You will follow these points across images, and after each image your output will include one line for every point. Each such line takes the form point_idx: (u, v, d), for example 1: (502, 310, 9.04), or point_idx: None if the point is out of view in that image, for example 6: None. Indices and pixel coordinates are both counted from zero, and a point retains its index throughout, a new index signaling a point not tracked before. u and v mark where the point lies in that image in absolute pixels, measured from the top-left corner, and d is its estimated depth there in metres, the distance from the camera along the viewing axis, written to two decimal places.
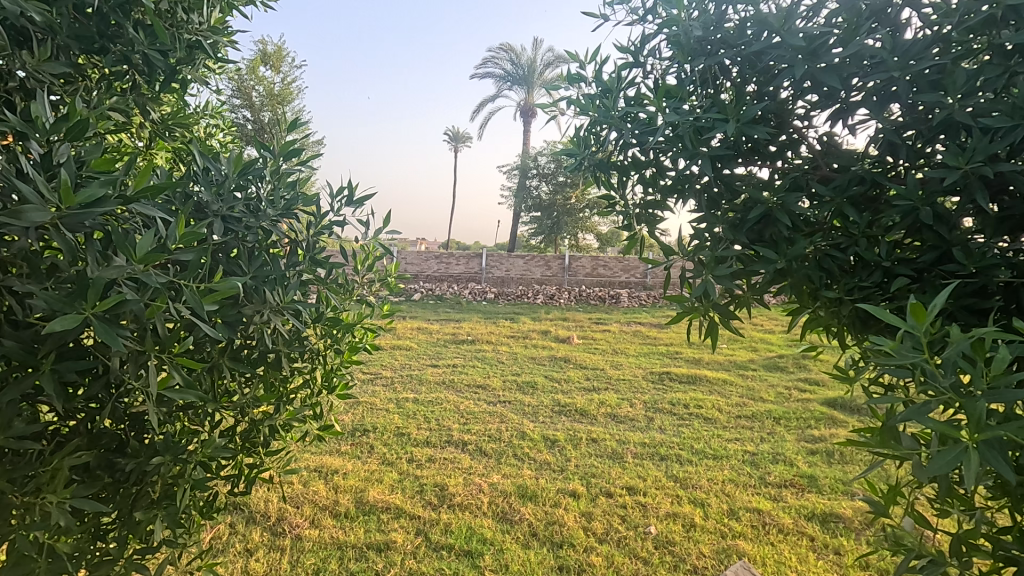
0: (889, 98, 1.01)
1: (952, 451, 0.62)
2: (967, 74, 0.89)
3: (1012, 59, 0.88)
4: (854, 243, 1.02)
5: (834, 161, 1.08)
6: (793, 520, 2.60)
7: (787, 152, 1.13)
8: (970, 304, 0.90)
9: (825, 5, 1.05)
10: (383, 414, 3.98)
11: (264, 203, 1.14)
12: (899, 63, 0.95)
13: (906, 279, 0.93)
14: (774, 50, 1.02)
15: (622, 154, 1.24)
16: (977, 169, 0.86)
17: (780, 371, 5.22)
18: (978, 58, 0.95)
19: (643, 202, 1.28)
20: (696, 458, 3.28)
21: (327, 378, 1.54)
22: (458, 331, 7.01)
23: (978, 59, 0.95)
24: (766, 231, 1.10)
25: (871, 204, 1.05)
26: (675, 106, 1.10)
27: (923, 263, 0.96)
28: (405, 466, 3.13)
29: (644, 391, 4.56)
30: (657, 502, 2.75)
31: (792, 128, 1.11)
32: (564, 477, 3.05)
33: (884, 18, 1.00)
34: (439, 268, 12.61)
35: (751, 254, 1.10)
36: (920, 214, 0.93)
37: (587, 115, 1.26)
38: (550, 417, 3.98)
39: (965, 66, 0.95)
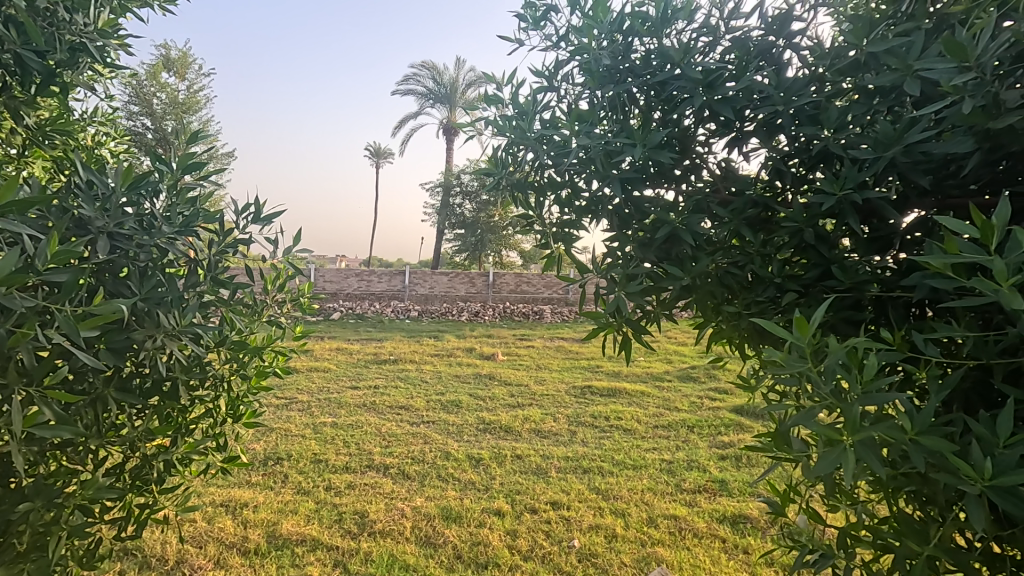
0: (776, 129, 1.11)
1: (834, 453, 0.68)
2: (838, 111, 1.01)
3: (874, 98, 1.00)
4: (750, 261, 1.10)
5: (731, 185, 1.17)
6: (706, 524, 2.73)
7: (691, 176, 1.20)
8: (848, 316, 0.99)
9: (719, 43, 1.15)
10: (298, 441, 3.77)
11: (159, 220, 1.05)
12: (783, 98, 1.06)
13: (795, 294, 1.02)
14: (676, 81, 1.09)
15: (539, 175, 1.28)
16: (849, 195, 0.96)
17: (693, 381, 5.50)
18: (850, 96, 1.08)
19: (560, 221, 1.33)
20: (616, 469, 3.38)
21: (232, 406, 1.44)
22: (380, 351, 6.81)
23: (849, 97, 1.07)
24: (673, 249, 1.16)
25: (764, 225, 1.14)
26: (587, 130, 1.16)
27: (808, 278, 1.05)
28: (322, 494, 2.98)
29: (566, 406, 4.64)
30: (580, 515, 2.80)
31: (695, 153, 1.19)
32: (489, 496, 3.03)
33: (770, 57, 1.11)
34: (360, 286, 12.25)
35: (660, 272, 1.16)
36: (805, 234, 1.03)
37: (505, 136, 1.29)
38: (474, 436, 3.95)
39: (838, 102, 1.07)
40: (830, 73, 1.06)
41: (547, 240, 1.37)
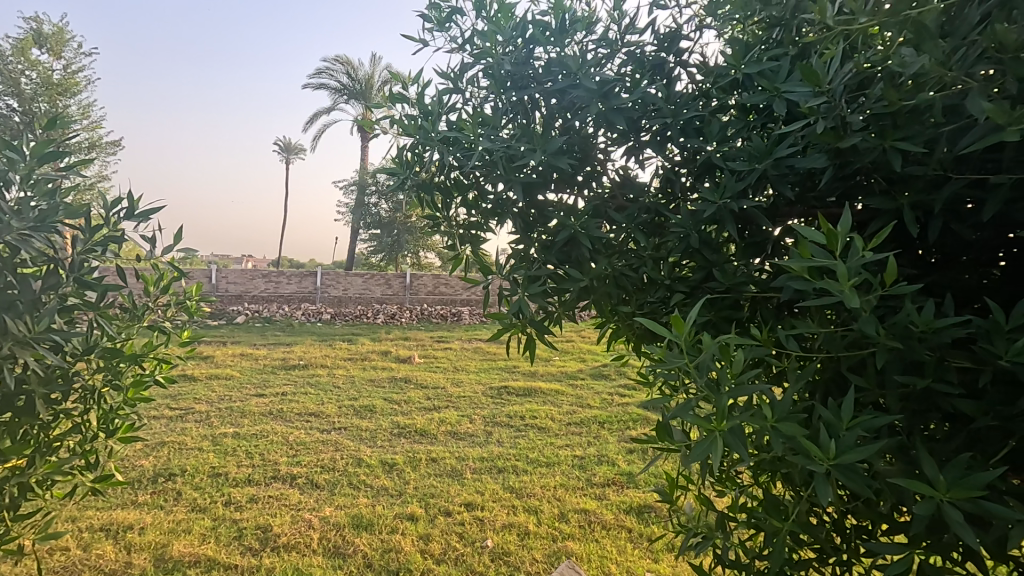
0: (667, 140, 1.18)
1: (706, 442, 0.73)
2: (720, 126, 1.09)
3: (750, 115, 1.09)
4: (644, 264, 1.17)
5: (629, 192, 1.24)
6: (613, 516, 2.85)
7: (592, 182, 1.25)
8: (728, 315, 1.07)
9: (615, 55, 1.21)
10: (194, 454, 3.51)
11: (8, 214, 0.94)
12: (672, 111, 1.13)
13: (682, 295, 1.09)
14: (574, 90, 1.14)
15: (444, 176, 1.28)
16: (727, 204, 1.04)
17: (605, 379, 5.73)
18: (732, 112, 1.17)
19: (466, 223, 1.34)
20: (530, 467, 3.44)
21: (105, 421, 1.31)
22: (288, 356, 6.48)
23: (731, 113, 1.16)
24: (572, 252, 1.20)
25: (657, 230, 1.21)
26: (490, 134, 1.17)
27: (694, 280, 1.13)
28: (221, 510, 2.79)
29: (482, 407, 4.66)
30: (494, 514, 2.82)
31: (596, 160, 1.24)
32: (402, 501, 2.98)
33: (661, 72, 1.18)
34: (268, 288, 11.61)
35: (561, 274, 1.20)
36: (691, 239, 1.10)
37: (410, 136, 1.28)
38: (388, 441, 3.86)
39: (722, 117, 1.16)
40: (715, 90, 1.15)
41: (453, 242, 1.37)
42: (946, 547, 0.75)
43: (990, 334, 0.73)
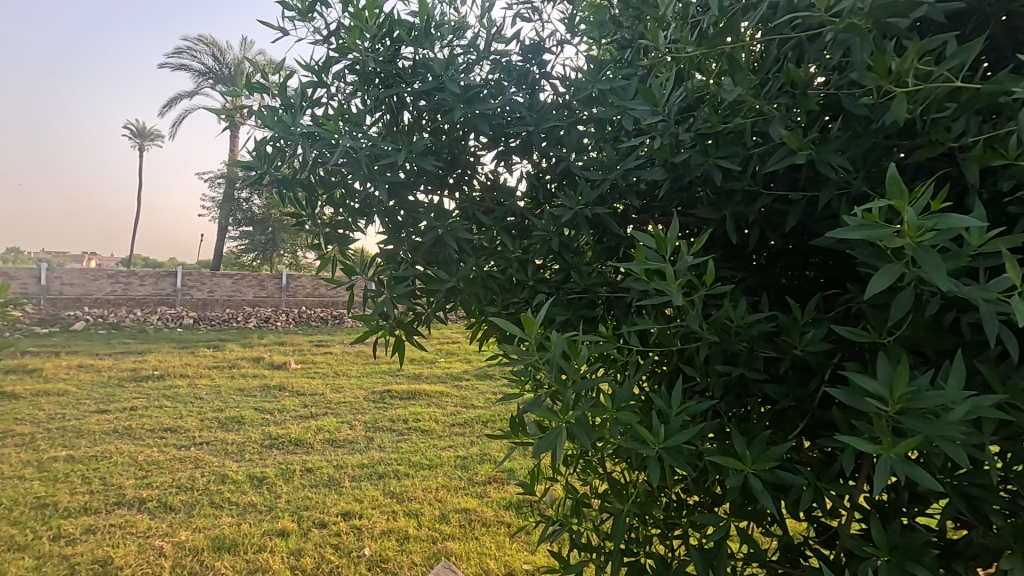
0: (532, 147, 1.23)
1: (552, 435, 0.77)
2: (576, 137, 1.17)
3: (604, 129, 1.18)
4: (510, 265, 1.21)
5: (498, 196, 1.27)
6: (494, 512, 2.90)
7: (463, 185, 1.27)
8: (584, 315, 1.14)
9: (483, 62, 1.25)
10: (13, 483, 3.01)
11: None
12: (534, 121, 1.19)
13: (543, 296, 1.14)
14: (439, 92, 1.14)
15: (308, 172, 1.22)
16: (582, 211, 1.11)
17: (490, 378, 5.82)
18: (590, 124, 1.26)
19: (332, 221, 1.29)
20: (412, 471, 3.39)
21: None
22: (140, 366, 5.79)
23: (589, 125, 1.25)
24: (439, 253, 1.21)
25: (523, 233, 1.26)
26: (352, 132, 1.15)
27: (555, 282, 1.18)
28: (46, 546, 2.42)
29: (364, 412, 4.51)
30: (372, 522, 2.74)
31: (465, 163, 1.26)
32: (272, 516, 2.79)
33: (526, 82, 1.24)
34: (117, 290, 10.28)
35: (429, 275, 1.20)
36: (552, 243, 1.16)
37: (269, 129, 1.21)
38: (258, 453, 3.60)
39: (581, 128, 1.24)
40: (575, 103, 1.22)
41: (318, 241, 1.32)
42: (755, 512, 0.86)
43: (788, 328, 0.85)
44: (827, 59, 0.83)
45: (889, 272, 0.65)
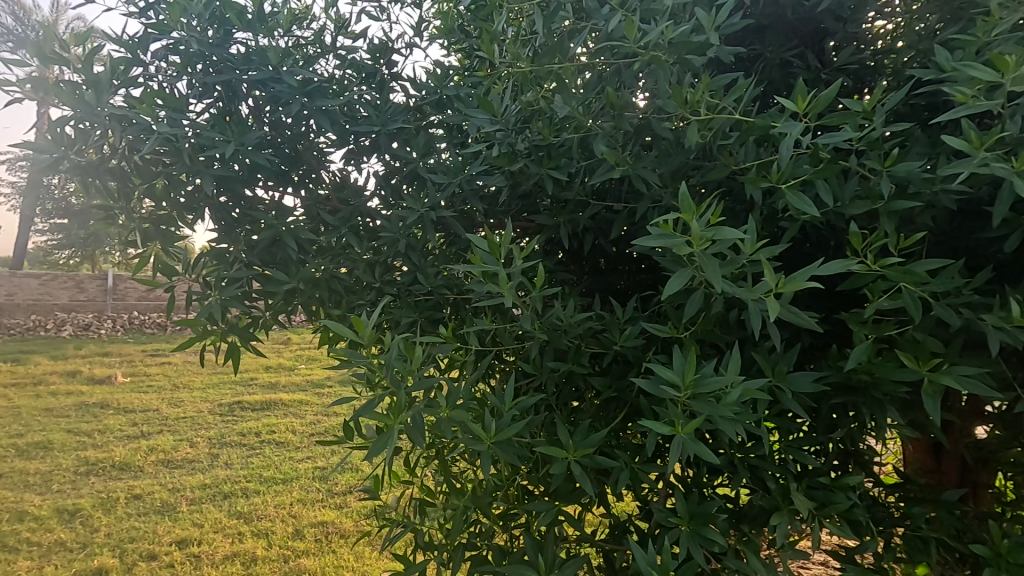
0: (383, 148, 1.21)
1: (385, 436, 0.77)
2: (424, 140, 1.18)
3: (454, 136, 1.22)
4: (354, 267, 1.18)
5: (345, 195, 1.22)
6: (353, 523, 2.85)
7: (309, 183, 1.21)
8: (431, 316, 1.15)
9: (328, 57, 1.22)
10: None
11: None
12: (381, 121, 1.18)
13: (389, 297, 1.14)
14: (276, 84, 1.09)
15: (119, 159, 1.08)
16: (427, 214, 1.11)
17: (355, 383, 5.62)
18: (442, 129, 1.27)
19: (152, 216, 1.16)
20: (265, 487, 3.12)
21: None
22: None
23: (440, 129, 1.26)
24: (278, 253, 1.15)
25: (371, 234, 1.22)
26: (172, 118, 1.05)
27: (400, 283, 1.17)
28: None
29: (210, 426, 3.84)
30: (213, 547, 2.63)
31: (310, 160, 1.19)
32: (88, 554, 2.55)
33: (374, 81, 1.23)
34: None
35: (265, 276, 1.14)
36: (400, 243, 1.13)
37: (65, 104, 1.04)
38: (72, 483, 3.12)
39: (432, 132, 1.25)
40: (424, 106, 1.23)
41: (135, 238, 1.18)
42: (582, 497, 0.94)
43: (610, 325, 0.94)
44: (639, 86, 0.93)
45: (682, 277, 0.74)
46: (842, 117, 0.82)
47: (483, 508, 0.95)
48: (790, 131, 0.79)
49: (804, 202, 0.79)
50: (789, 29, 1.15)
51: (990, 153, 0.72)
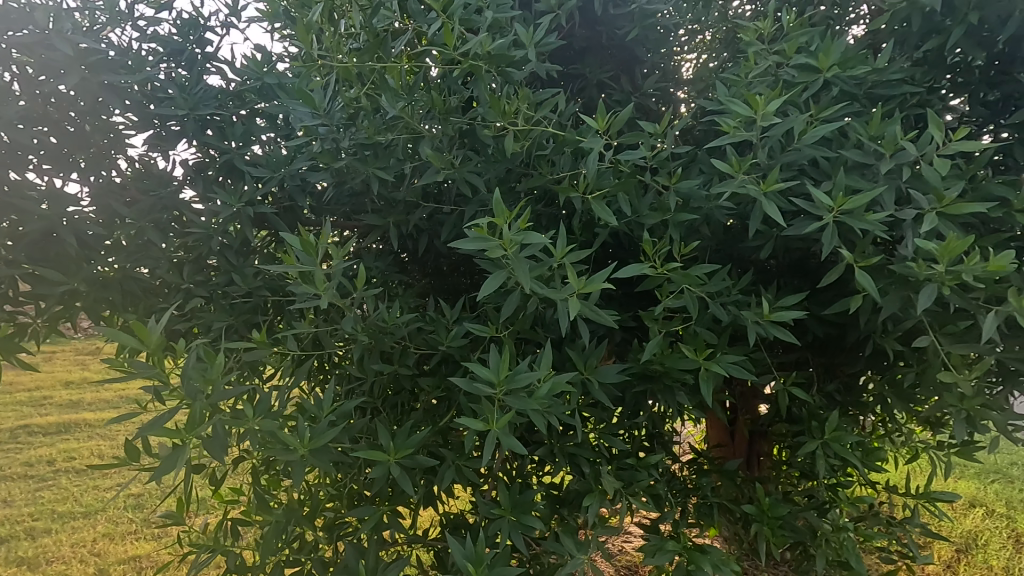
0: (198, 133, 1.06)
1: (175, 453, 0.69)
2: (243, 128, 1.08)
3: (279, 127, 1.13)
4: (156, 266, 1.05)
5: (148, 184, 1.05)
6: (174, 555, 2.49)
7: (105, 168, 1.03)
8: (247, 319, 1.07)
9: (122, 25, 1.07)
10: None
11: None
12: (188, 104, 1.04)
13: (199, 300, 1.03)
14: (46, 50, 0.93)
15: None
16: (244, 210, 1.02)
17: None
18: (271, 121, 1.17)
19: None
20: (58, 524, 2.65)
21: None
22: None
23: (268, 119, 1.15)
24: (50, 249, 0.98)
25: (181, 230, 1.08)
26: None
27: (213, 284, 1.07)
28: None
29: None
30: None
31: (103, 142, 1.02)
32: None
33: (182, 60, 1.11)
34: None
35: (33, 275, 0.96)
36: (213, 242, 1.03)
37: None
38: None
39: (256, 121, 1.14)
40: (246, 92, 1.11)
41: None
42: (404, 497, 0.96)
43: (436, 326, 0.95)
44: (464, 93, 0.96)
45: (496, 279, 0.77)
46: (637, 137, 0.92)
47: (299, 521, 0.97)
48: (594, 146, 0.88)
49: (605, 211, 0.87)
50: (605, 54, 1.26)
51: (746, 177, 0.85)
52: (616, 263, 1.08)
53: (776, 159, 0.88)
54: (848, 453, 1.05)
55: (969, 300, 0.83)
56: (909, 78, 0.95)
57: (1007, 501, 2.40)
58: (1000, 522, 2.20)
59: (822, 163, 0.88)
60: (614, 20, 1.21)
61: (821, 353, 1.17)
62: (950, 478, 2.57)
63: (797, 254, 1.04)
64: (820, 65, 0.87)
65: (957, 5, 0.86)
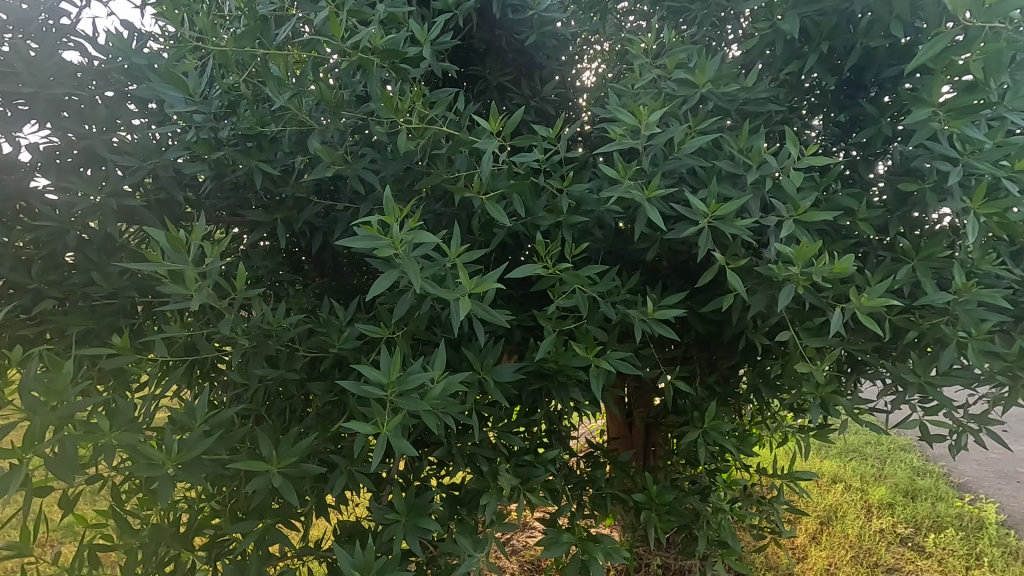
0: (49, 115, 0.90)
1: (12, 475, 0.63)
2: (108, 110, 0.91)
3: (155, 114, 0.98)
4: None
5: None
6: None
7: None
8: (111, 322, 0.98)
9: None
10: None
11: None
12: (36, 80, 0.88)
13: (51, 302, 0.92)
14: None
15: None
16: (106, 201, 0.91)
17: None
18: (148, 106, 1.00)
19: None
20: None
21: None
22: None
23: (145, 106, 0.99)
24: None
25: (28, 223, 0.94)
26: None
27: (68, 284, 0.95)
28: None
29: None
30: None
31: None
32: None
33: (32, 31, 0.93)
34: None
35: None
36: (68, 237, 0.92)
37: None
38: None
39: (129, 107, 0.98)
40: (111, 71, 0.94)
41: None
42: (290, 509, 0.92)
43: (327, 329, 0.92)
44: (356, 87, 0.93)
45: (386, 278, 0.74)
46: (530, 140, 0.94)
47: (170, 541, 0.91)
48: (487, 146, 0.88)
49: (499, 212, 0.88)
50: (506, 58, 1.29)
51: (632, 181, 0.90)
52: (509, 264, 1.11)
53: (659, 167, 0.94)
54: (725, 440, 1.14)
55: (821, 298, 0.92)
56: (774, 98, 1.05)
57: (862, 476, 2.71)
58: (857, 495, 2.48)
59: (698, 172, 0.95)
60: (513, 24, 1.24)
61: (702, 348, 1.26)
62: (818, 459, 2.86)
63: (680, 257, 1.12)
64: (696, 80, 0.94)
65: (811, 34, 0.96)
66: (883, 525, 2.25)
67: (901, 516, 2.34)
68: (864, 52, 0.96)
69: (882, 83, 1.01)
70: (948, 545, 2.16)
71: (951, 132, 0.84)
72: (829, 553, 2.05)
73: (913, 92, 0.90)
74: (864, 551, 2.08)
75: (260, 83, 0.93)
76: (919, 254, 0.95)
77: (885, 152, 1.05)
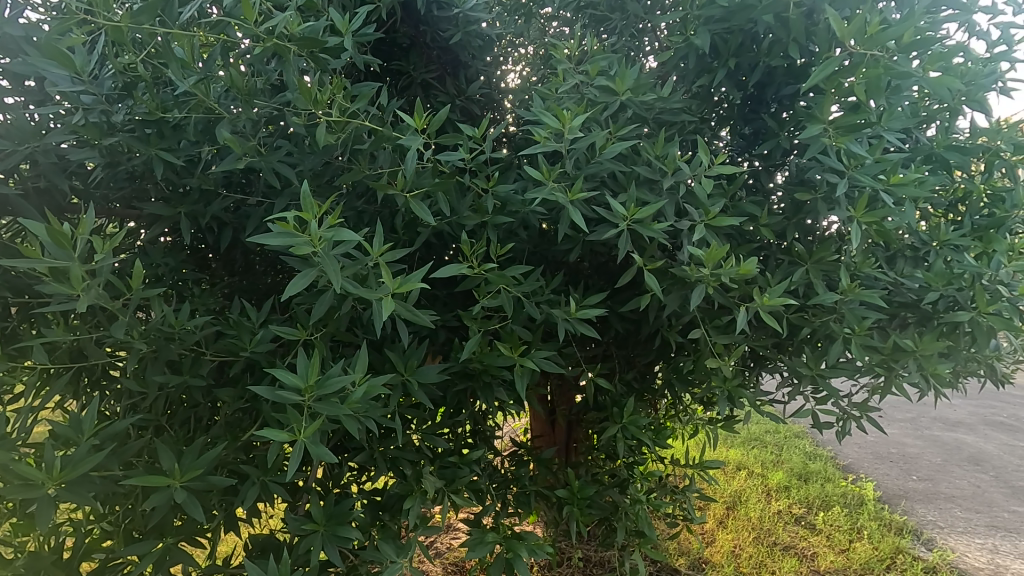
0: None
1: None
2: None
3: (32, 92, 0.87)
4: None
5: None
6: None
7: None
8: None
9: None
10: None
11: None
12: None
13: None
14: None
15: None
16: None
17: None
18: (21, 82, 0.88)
19: None
20: None
21: None
22: None
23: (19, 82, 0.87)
24: None
25: None
26: None
27: None
28: None
29: None
30: None
31: None
32: None
33: None
34: None
35: None
36: None
37: None
38: None
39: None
40: None
41: None
42: (195, 525, 0.86)
43: (238, 331, 0.86)
44: (271, 75, 0.88)
45: (304, 278, 0.70)
46: (455, 139, 0.93)
47: (53, 569, 0.81)
48: (411, 143, 0.86)
49: (424, 211, 0.86)
50: (430, 55, 1.28)
51: (555, 184, 0.91)
52: (432, 264, 1.10)
53: (581, 170, 0.96)
54: (642, 434, 1.18)
55: (728, 298, 0.98)
56: (688, 108, 1.11)
57: (762, 462, 2.94)
58: (757, 480, 2.69)
59: (617, 176, 0.98)
60: (437, 22, 1.23)
61: (621, 346, 1.31)
62: (723, 448, 3.07)
63: (601, 257, 1.16)
64: (617, 87, 0.97)
65: (721, 51, 1.03)
66: (780, 507, 2.45)
67: (795, 498, 2.56)
68: (766, 71, 1.04)
69: (780, 99, 1.09)
70: (835, 521, 2.39)
71: (838, 147, 0.93)
72: (734, 535, 2.20)
73: (808, 110, 0.98)
74: (764, 532, 2.25)
75: (162, 64, 0.85)
76: (811, 257, 1.04)
77: (783, 164, 1.14)
